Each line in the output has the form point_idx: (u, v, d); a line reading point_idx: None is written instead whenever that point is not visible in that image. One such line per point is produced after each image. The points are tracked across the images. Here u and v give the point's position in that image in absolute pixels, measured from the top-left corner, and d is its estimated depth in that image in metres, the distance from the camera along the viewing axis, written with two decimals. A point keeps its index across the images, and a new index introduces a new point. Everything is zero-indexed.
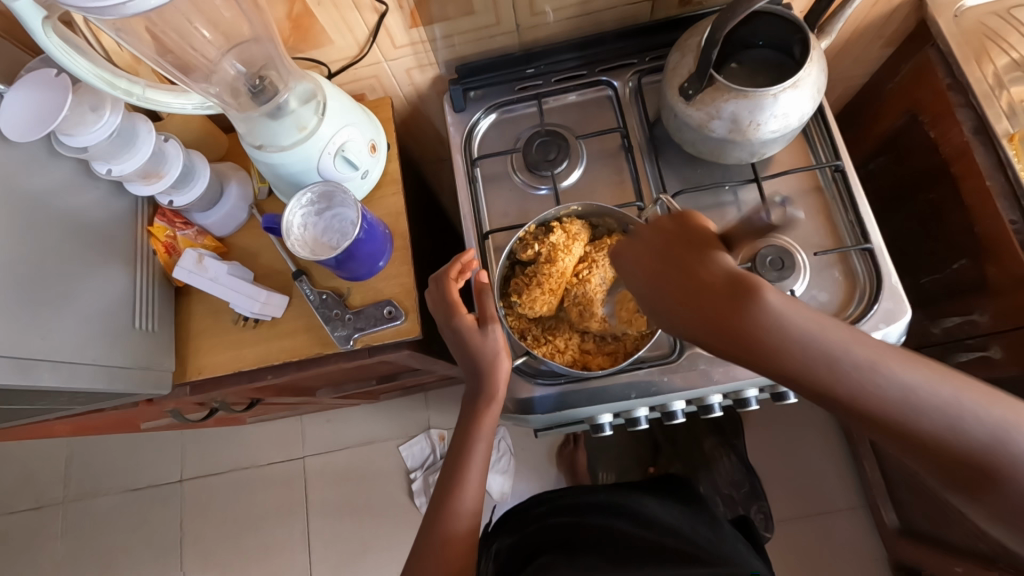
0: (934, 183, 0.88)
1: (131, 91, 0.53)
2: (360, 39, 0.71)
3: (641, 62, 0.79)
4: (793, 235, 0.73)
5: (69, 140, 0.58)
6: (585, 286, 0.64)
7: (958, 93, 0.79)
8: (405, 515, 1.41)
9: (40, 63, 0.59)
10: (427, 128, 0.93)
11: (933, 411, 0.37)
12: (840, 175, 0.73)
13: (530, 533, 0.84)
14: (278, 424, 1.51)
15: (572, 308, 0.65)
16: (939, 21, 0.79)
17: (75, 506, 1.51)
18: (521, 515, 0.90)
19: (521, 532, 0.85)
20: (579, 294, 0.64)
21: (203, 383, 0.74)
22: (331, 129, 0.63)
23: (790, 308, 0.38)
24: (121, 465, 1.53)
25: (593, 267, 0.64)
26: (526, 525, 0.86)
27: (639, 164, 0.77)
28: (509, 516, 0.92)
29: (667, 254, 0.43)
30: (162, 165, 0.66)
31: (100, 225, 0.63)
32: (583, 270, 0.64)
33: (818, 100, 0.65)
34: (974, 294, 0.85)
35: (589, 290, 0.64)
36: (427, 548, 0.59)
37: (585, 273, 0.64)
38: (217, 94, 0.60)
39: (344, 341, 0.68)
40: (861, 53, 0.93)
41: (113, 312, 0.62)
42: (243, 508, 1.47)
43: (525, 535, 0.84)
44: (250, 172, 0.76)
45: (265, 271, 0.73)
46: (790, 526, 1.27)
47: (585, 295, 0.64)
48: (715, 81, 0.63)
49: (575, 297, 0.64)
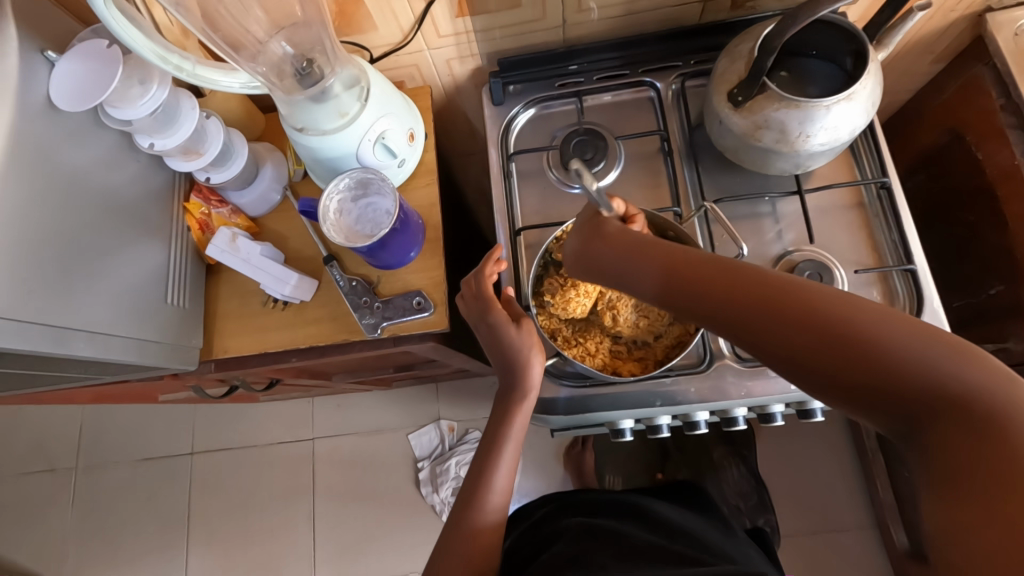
0: (978, 205, 0.85)
1: (182, 66, 0.53)
2: (405, 26, 0.71)
3: (685, 65, 0.78)
4: (832, 250, 0.71)
5: (115, 112, 0.58)
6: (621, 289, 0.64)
7: (1011, 115, 0.77)
8: (411, 504, 1.42)
9: (91, 34, 0.59)
10: (461, 119, 0.92)
11: (851, 343, 0.35)
12: (885, 192, 0.71)
13: (541, 529, 0.83)
14: (290, 405, 1.52)
15: (605, 311, 0.64)
16: (996, 38, 0.76)
17: (88, 471, 1.54)
18: (535, 512, 0.90)
19: (530, 528, 0.85)
20: (613, 298, 0.64)
21: (227, 362, 0.74)
22: (373, 116, 0.63)
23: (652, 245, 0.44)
24: (134, 435, 1.55)
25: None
26: (538, 521, 0.86)
27: (677, 169, 0.76)
28: (522, 512, 0.92)
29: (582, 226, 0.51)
30: (202, 142, 0.66)
31: (138, 199, 0.64)
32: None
33: (870, 115, 0.63)
34: (1012, 320, 0.83)
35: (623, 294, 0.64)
36: (453, 543, 0.57)
37: None
38: (263, 74, 0.59)
39: (372, 329, 0.68)
40: (910, 68, 0.90)
41: (147, 286, 0.63)
42: (251, 485, 1.48)
43: (534, 531, 0.84)
44: (286, 154, 0.76)
45: (295, 253, 0.72)
46: (798, 543, 1.25)
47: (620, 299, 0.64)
48: (766, 88, 0.61)
49: (609, 300, 0.64)
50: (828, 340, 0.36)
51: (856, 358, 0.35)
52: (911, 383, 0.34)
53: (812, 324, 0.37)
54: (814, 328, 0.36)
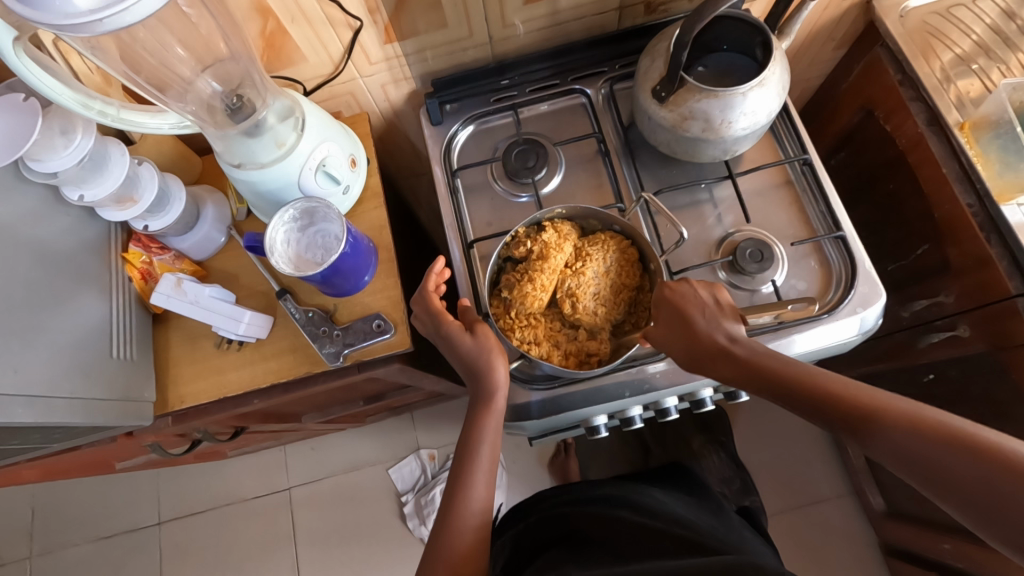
0: (893, 173, 0.92)
1: (105, 112, 0.52)
2: (335, 56, 0.72)
3: (611, 70, 0.82)
4: (769, 228, 0.75)
5: (37, 165, 0.56)
6: (579, 282, 0.65)
7: (909, 88, 0.84)
8: (398, 540, 1.37)
9: (5, 89, 0.57)
10: (403, 142, 0.93)
11: (903, 433, 0.46)
12: (808, 168, 0.76)
13: (534, 523, 0.84)
14: (261, 456, 1.46)
15: (565, 301, 0.65)
16: (886, 21, 0.84)
17: (43, 559, 1.42)
18: (529, 504, 0.90)
19: (526, 523, 0.85)
20: (572, 287, 0.65)
21: (185, 413, 0.71)
22: (311, 144, 0.63)
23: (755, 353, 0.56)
24: (94, 512, 1.45)
25: (587, 260, 0.65)
26: (532, 513, 0.86)
27: (617, 168, 0.79)
28: (514, 508, 0.92)
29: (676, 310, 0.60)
30: (136, 188, 0.65)
31: (71, 254, 0.61)
32: (577, 262, 0.65)
33: (783, 98, 0.68)
34: (938, 276, 0.88)
35: (581, 281, 0.65)
36: (433, 568, 0.56)
37: (579, 267, 0.65)
38: (194, 112, 0.59)
39: (333, 358, 0.67)
40: (816, 54, 0.97)
41: (89, 343, 0.60)
42: (227, 546, 1.41)
43: (530, 526, 0.84)
44: (227, 193, 0.75)
45: (246, 292, 0.71)
46: (784, 519, 1.28)
47: (579, 286, 0.65)
48: (686, 82, 0.65)
49: (568, 289, 0.65)
50: (858, 409, 0.49)
51: (877, 428, 0.47)
52: (937, 449, 0.44)
53: (843, 401, 0.50)
54: (845, 401, 0.50)
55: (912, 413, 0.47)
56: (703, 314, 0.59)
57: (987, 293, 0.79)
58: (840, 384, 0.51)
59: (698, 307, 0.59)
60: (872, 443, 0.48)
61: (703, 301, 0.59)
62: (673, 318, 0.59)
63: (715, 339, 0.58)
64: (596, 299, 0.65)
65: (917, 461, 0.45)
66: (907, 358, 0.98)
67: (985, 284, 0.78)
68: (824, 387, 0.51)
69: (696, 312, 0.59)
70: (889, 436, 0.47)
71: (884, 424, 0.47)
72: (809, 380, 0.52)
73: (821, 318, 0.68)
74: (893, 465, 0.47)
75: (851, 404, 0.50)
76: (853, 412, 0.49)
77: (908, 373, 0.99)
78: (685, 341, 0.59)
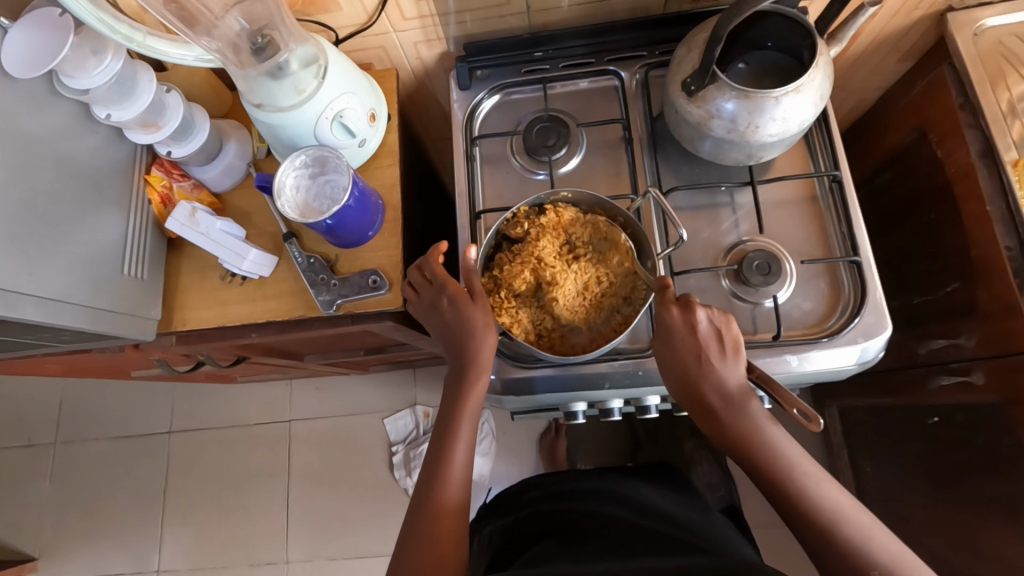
0: (937, 203, 0.87)
1: (131, 37, 0.55)
2: (369, 7, 0.72)
3: (650, 55, 0.79)
4: (783, 242, 0.72)
5: (69, 81, 0.59)
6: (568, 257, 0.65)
7: (968, 114, 0.79)
8: (384, 487, 1.43)
9: (45, 3, 0.60)
10: (431, 102, 0.93)
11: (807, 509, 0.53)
12: (837, 186, 0.73)
13: (524, 515, 0.86)
14: (267, 386, 1.53)
15: (551, 278, 0.64)
16: (957, 38, 0.78)
17: (66, 448, 1.55)
18: (517, 497, 0.92)
19: (515, 515, 0.87)
20: (559, 267, 0.64)
21: (190, 336, 0.75)
22: (331, 94, 0.64)
23: (724, 401, 0.57)
24: (113, 412, 1.56)
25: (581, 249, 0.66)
26: (521, 507, 0.89)
27: (637, 158, 0.77)
28: (505, 495, 0.95)
29: (675, 343, 0.57)
30: (161, 115, 0.67)
31: (96, 171, 0.64)
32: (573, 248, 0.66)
33: (820, 107, 0.64)
34: (964, 317, 0.84)
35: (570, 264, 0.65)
36: (418, 527, 0.60)
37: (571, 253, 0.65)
38: (219, 50, 0.61)
39: (327, 306, 0.69)
40: (877, 66, 0.91)
41: (102, 257, 0.63)
42: (226, 460, 1.50)
43: (518, 518, 0.87)
44: (251, 131, 0.77)
45: (256, 230, 0.73)
46: (762, 532, 1.28)
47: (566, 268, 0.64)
48: (718, 78, 0.62)
49: (556, 268, 0.64)
50: (784, 476, 0.54)
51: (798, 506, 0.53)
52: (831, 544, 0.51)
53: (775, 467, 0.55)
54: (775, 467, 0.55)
55: (834, 498, 0.53)
56: (733, 360, 0.57)
57: (1011, 343, 0.75)
58: (785, 447, 0.56)
59: (721, 351, 0.57)
60: (787, 508, 0.54)
61: (728, 356, 0.57)
62: (710, 341, 0.57)
63: (698, 380, 0.57)
64: (580, 286, 0.65)
65: (812, 533, 0.52)
66: (912, 396, 0.95)
67: (1010, 333, 0.75)
68: (768, 451, 0.55)
69: (688, 350, 0.57)
70: (805, 509, 0.53)
71: (801, 488, 0.54)
72: (760, 433, 0.56)
73: (820, 342, 0.65)
74: (786, 525, 0.55)
75: (790, 475, 0.54)
76: (777, 467, 0.55)
77: (913, 412, 0.96)
78: (695, 371, 0.58)
